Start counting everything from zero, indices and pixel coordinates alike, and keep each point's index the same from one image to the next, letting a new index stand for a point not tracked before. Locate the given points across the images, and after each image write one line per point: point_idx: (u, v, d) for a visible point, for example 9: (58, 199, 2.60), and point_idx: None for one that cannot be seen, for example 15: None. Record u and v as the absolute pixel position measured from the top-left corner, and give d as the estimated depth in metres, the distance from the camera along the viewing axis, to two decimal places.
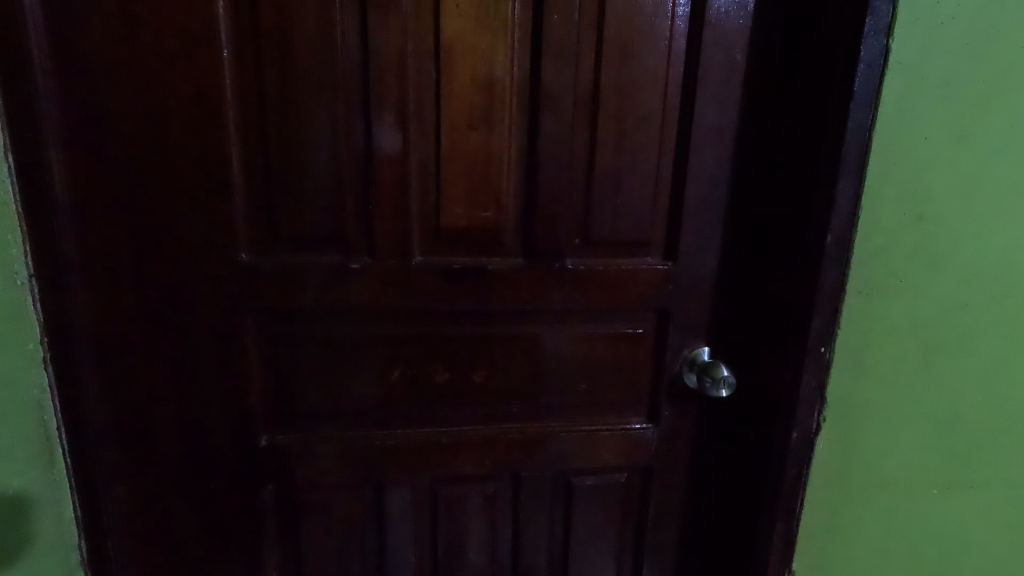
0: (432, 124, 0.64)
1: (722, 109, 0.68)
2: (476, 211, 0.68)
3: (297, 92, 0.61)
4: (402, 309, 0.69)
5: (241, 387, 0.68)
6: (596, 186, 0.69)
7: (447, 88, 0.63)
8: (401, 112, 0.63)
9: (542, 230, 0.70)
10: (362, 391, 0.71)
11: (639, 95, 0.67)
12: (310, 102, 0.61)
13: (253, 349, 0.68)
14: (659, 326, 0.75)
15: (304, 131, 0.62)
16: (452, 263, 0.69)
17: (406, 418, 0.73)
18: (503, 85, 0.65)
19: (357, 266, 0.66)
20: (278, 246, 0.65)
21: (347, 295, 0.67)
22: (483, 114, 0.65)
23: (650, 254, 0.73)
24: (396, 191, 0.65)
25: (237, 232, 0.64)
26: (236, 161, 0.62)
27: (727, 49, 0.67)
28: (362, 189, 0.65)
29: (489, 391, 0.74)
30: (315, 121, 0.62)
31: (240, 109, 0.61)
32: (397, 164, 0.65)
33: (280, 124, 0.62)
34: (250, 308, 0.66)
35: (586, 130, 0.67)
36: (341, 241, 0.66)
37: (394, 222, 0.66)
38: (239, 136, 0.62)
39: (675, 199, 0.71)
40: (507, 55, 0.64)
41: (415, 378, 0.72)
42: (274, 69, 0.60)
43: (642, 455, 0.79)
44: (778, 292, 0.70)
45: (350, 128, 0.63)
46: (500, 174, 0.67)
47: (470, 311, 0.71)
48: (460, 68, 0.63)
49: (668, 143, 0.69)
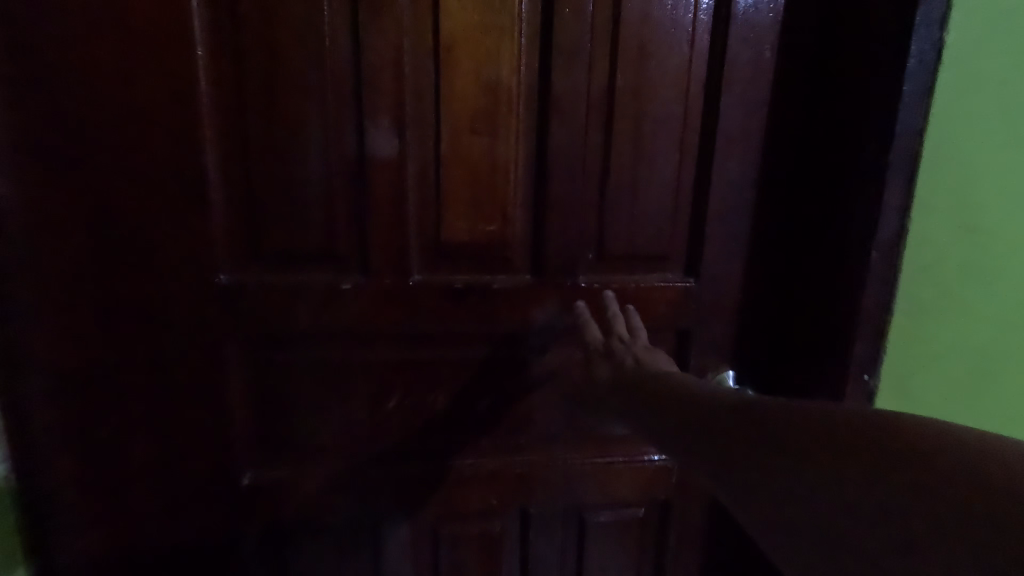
0: (431, 129, 0.58)
1: (750, 111, 0.62)
2: (481, 224, 0.62)
3: (282, 95, 0.55)
4: (399, 332, 0.63)
5: (223, 419, 0.62)
6: (613, 196, 0.63)
7: (448, 90, 0.58)
8: (398, 116, 0.57)
9: (553, 245, 0.63)
10: (355, 421, 0.65)
11: (658, 96, 0.61)
12: (298, 106, 0.56)
13: (234, 377, 0.61)
14: (681, 348, 0.69)
15: (292, 137, 0.56)
16: (454, 280, 0.62)
17: (404, 450, 0.67)
18: (509, 85, 0.58)
19: (350, 285, 0.60)
20: (263, 264, 0.59)
21: (339, 317, 0.61)
22: (487, 118, 0.59)
23: (670, 269, 0.67)
24: (393, 202, 0.59)
25: (216, 249, 0.57)
26: (213, 170, 0.56)
27: (755, 45, 0.61)
28: (355, 201, 0.59)
29: (495, 420, 0.68)
30: (304, 126, 0.56)
31: (218, 114, 0.55)
32: (393, 173, 0.59)
33: (265, 129, 0.56)
34: (231, 333, 0.60)
35: (601, 134, 0.61)
36: (332, 258, 0.60)
37: (391, 237, 0.60)
38: (217, 143, 0.56)
39: (699, 210, 0.65)
40: (515, 53, 0.58)
41: (413, 407, 0.66)
42: (255, 69, 0.54)
43: (615, 320, 0.64)
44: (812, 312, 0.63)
45: (342, 134, 0.57)
46: (507, 183, 0.61)
47: (475, 333, 0.64)
48: (462, 67, 0.57)
49: (690, 149, 0.63)
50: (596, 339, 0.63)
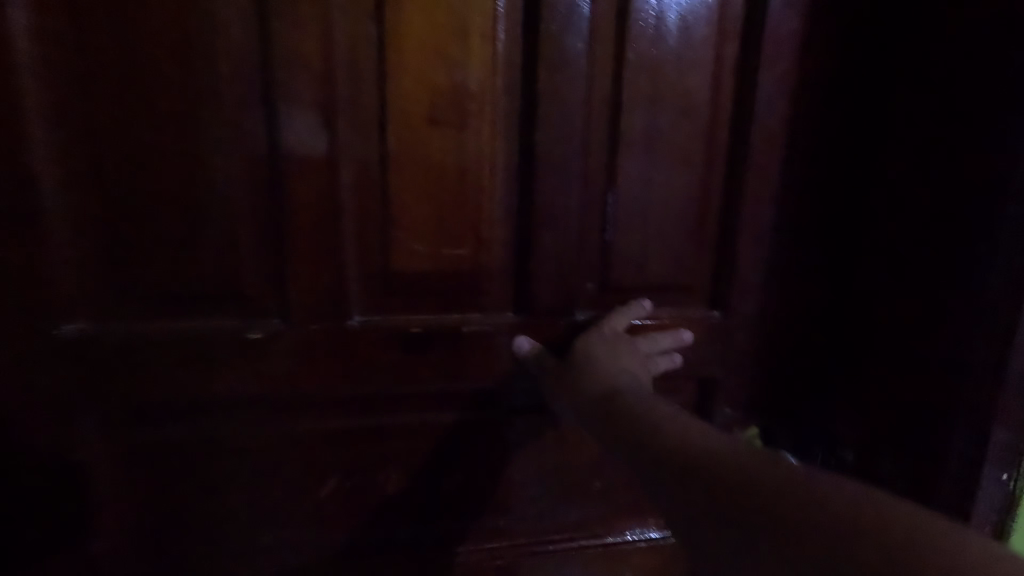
0: (378, 114, 0.42)
1: (795, 99, 0.48)
2: (444, 247, 0.46)
3: (158, 58, 0.38)
4: (334, 393, 0.46)
5: (82, 518, 0.44)
6: (618, 208, 0.48)
7: (402, 59, 0.41)
8: (332, 95, 0.41)
9: (541, 274, 0.48)
10: (274, 515, 0.48)
11: (682, 73, 0.46)
12: (182, 75, 0.39)
13: (95, 464, 0.44)
14: (704, 403, 0.54)
15: (174, 122, 0.39)
16: (410, 324, 0.46)
17: (343, 551, 0.50)
18: (480, 61, 0.43)
19: (261, 333, 0.44)
20: (134, 302, 0.41)
21: (248, 376, 0.44)
22: (451, 104, 0.43)
23: (692, 303, 0.52)
24: (322, 216, 0.43)
25: (60, 286, 0.40)
26: (47, 174, 0.38)
27: (803, 13, 0.46)
28: (265, 217, 0.42)
29: (466, 505, 0.51)
30: (190, 106, 0.39)
31: (49, 91, 0.38)
32: (318, 178, 0.42)
33: (134, 108, 0.38)
34: (88, 403, 0.42)
35: (605, 126, 0.46)
36: (235, 296, 0.43)
37: (321, 264, 0.43)
38: (51, 135, 0.38)
39: (729, 227, 0.50)
40: (496, 10, 0.42)
41: (355, 491, 0.49)
42: (105, 27, 0.37)
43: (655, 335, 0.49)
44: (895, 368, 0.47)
45: (249, 119, 0.40)
46: (479, 192, 0.45)
47: (439, 392, 0.48)
48: (416, 33, 0.41)
49: (718, 149, 0.48)
50: (619, 328, 0.47)
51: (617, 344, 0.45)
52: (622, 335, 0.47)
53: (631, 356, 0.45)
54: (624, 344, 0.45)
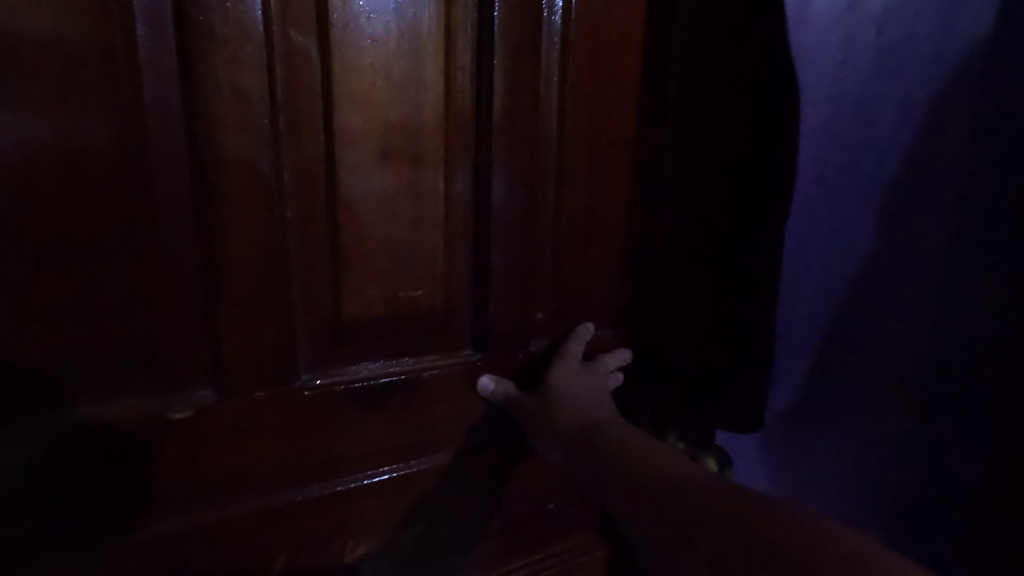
0: (328, 149, 0.38)
1: None
2: (398, 289, 0.42)
3: (49, 72, 0.30)
4: (272, 470, 0.40)
5: None
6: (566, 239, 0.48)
7: (359, 89, 0.38)
8: (279, 126, 0.36)
9: (499, 309, 0.46)
10: None
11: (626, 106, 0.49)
12: (84, 94, 0.31)
13: None
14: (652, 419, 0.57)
15: (71, 153, 0.31)
16: (366, 379, 0.42)
17: None
18: (432, 92, 0.40)
19: (186, 408, 0.36)
20: (5, 378, 0.32)
21: (165, 460, 0.37)
22: (401, 137, 0.40)
23: (634, 324, 0.54)
24: (261, 269, 0.37)
25: None
26: None
27: None
28: (187, 270, 0.35)
29: (427, 561, 0.47)
30: (92, 134, 0.32)
31: None
32: (253, 222, 0.36)
33: (10, 132, 0.30)
34: None
35: (558, 158, 0.46)
36: (151, 366, 0.35)
37: (261, 323, 0.37)
38: None
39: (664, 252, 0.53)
40: (461, 36, 0.40)
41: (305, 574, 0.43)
42: None
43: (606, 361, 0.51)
44: (846, 344, 0.59)
45: (174, 154, 0.33)
46: (431, 229, 0.42)
47: (399, 447, 0.44)
48: (364, 60, 0.37)
49: (653, 179, 0.51)
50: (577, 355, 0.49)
51: (582, 375, 0.47)
52: (582, 364, 0.48)
53: (596, 386, 0.47)
54: (587, 373, 0.47)
